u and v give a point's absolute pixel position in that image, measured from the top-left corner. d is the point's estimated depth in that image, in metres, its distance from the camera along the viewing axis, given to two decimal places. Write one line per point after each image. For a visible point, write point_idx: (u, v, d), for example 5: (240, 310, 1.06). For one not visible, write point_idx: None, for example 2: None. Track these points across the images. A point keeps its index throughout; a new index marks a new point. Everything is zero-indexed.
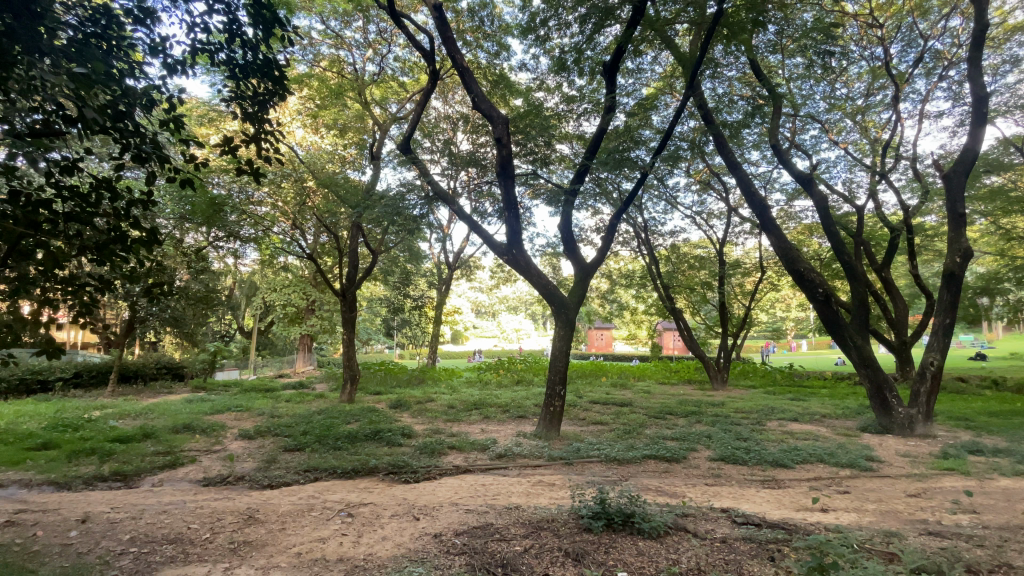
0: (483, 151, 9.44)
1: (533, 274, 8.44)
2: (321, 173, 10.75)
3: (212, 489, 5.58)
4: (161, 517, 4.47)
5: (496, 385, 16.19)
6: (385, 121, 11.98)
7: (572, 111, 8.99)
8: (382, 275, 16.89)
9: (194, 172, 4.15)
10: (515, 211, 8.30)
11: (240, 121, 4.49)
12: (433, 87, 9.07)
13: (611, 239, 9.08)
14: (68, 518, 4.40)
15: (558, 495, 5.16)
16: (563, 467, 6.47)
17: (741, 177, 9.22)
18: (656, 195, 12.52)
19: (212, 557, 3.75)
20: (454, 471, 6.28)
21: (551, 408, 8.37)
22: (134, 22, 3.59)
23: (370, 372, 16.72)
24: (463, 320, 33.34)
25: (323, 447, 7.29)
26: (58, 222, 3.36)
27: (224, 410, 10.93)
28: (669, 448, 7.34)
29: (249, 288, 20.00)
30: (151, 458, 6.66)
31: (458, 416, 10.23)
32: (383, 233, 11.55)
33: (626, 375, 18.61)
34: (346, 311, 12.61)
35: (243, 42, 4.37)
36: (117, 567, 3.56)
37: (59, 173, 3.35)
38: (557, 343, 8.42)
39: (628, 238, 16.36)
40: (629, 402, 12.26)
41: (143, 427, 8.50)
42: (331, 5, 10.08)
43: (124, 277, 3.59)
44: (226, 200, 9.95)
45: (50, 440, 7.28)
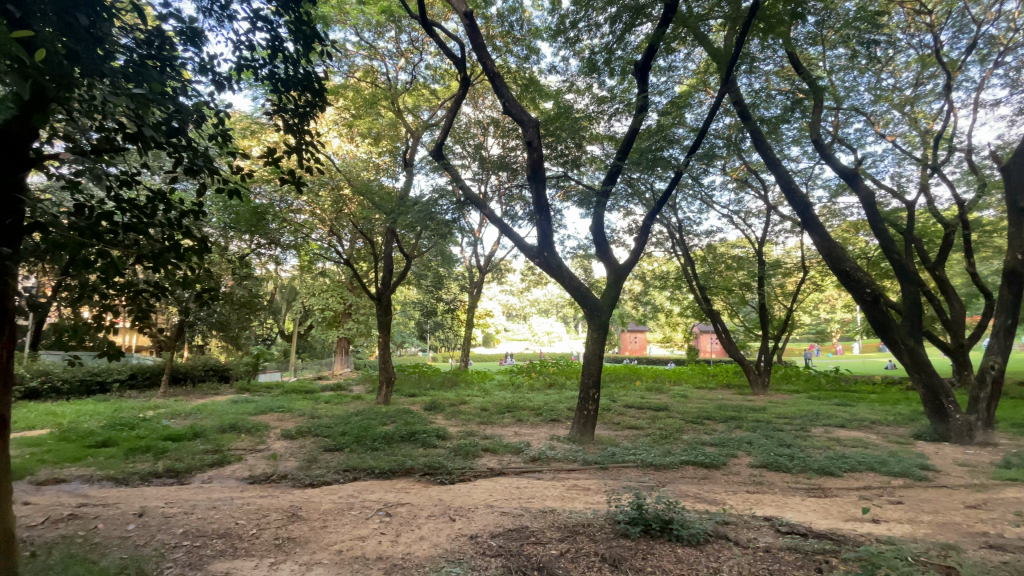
0: (514, 155, 9.52)
1: (564, 276, 8.40)
2: (357, 180, 11.10)
3: (257, 487, 5.80)
4: (211, 512, 4.69)
5: (529, 388, 16.22)
6: (418, 128, 12.30)
7: (603, 111, 8.88)
8: (416, 279, 17.25)
9: (239, 183, 4.35)
10: (547, 213, 8.28)
11: (282, 132, 4.67)
12: (464, 93, 9.15)
13: (645, 240, 8.93)
14: (126, 512, 4.66)
15: (594, 499, 5.11)
16: (598, 472, 6.40)
17: (781, 174, 8.92)
18: (691, 194, 12.22)
19: (259, 552, 3.90)
20: (488, 473, 6.31)
21: (584, 412, 8.29)
22: (184, 43, 3.77)
23: (405, 374, 16.98)
24: (495, 324, 33.44)
25: (361, 447, 7.47)
26: (118, 232, 3.57)
27: (268, 411, 11.34)
28: (708, 454, 7.15)
29: (289, 293, 20.70)
30: (201, 455, 6.99)
31: (491, 418, 10.29)
32: (416, 238, 11.77)
33: (662, 379, 18.26)
34: (382, 314, 12.87)
35: (285, 57, 4.56)
36: (172, 559, 3.74)
37: (119, 187, 3.58)
38: (590, 346, 8.35)
39: (662, 238, 16.01)
40: (665, 407, 12.02)
41: (193, 426, 8.92)
42: (365, 17, 10.36)
43: (176, 283, 3.77)
44: (268, 208, 10.37)
45: (109, 439, 7.72)
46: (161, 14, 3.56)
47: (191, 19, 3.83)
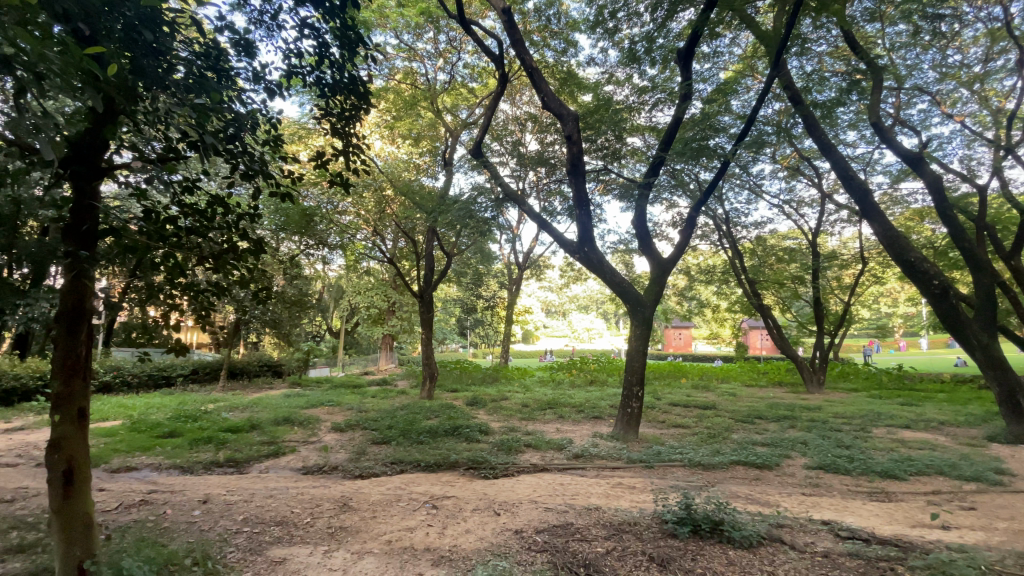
0: (552, 150, 9.44)
1: (606, 271, 8.28)
2: (399, 181, 11.35)
3: (310, 477, 6.05)
4: (268, 500, 4.93)
5: (570, 385, 16.12)
6: (457, 127, 12.46)
7: (644, 102, 8.65)
8: (457, 276, 17.47)
9: (290, 185, 4.52)
10: (587, 208, 8.18)
11: (329, 135, 4.83)
12: (502, 90, 9.13)
13: (691, 233, 8.66)
14: (192, 499, 4.98)
15: (640, 498, 5.02)
16: (643, 471, 6.28)
17: (837, 161, 8.43)
18: (738, 184, 11.75)
19: (314, 540, 4.07)
20: (531, 469, 6.32)
21: (628, 409, 8.15)
22: (238, 53, 3.95)
23: (447, 370, 17.26)
24: (534, 320, 33.48)
25: (407, 441, 7.65)
26: (182, 236, 3.79)
27: (318, 405, 11.80)
28: (759, 454, 6.88)
29: (336, 291, 21.41)
30: (258, 446, 7.37)
31: (533, 415, 10.30)
32: (456, 237, 11.93)
33: (708, 377, 17.72)
34: (424, 312, 13.10)
35: (331, 63, 4.70)
36: (234, 543, 3.97)
37: (182, 192, 3.79)
38: (633, 342, 8.20)
39: (708, 231, 15.46)
40: (713, 405, 11.65)
41: (250, 418, 9.41)
42: (405, 20, 10.56)
43: (234, 283, 3.96)
44: (316, 210, 10.75)
45: (175, 430, 8.25)
46: (217, 27, 3.73)
47: (244, 30, 4.00)
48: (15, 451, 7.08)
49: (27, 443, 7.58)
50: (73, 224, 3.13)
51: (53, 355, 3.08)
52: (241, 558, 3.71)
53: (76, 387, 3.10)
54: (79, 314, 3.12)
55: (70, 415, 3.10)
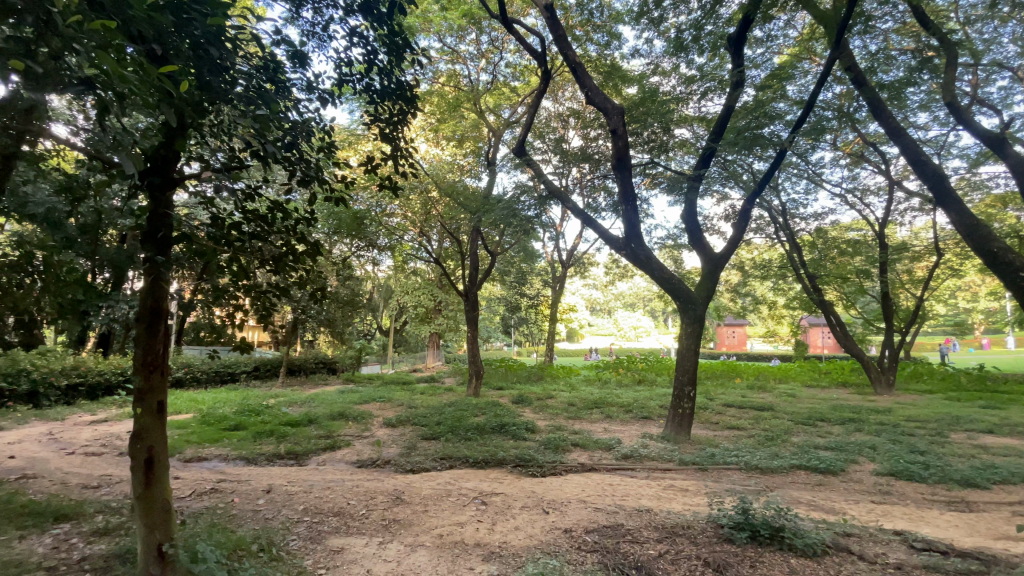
0: (596, 146, 9.30)
1: (654, 267, 8.08)
2: (443, 183, 11.55)
3: (364, 470, 6.28)
4: (326, 492, 5.16)
5: (617, 384, 15.88)
6: (499, 127, 12.54)
7: (692, 92, 8.36)
8: (501, 275, 17.59)
9: (343, 190, 4.69)
10: (634, 203, 8.01)
11: (378, 140, 4.98)
12: (545, 87, 9.07)
13: (745, 226, 8.30)
14: (256, 488, 5.28)
15: (693, 501, 4.88)
16: (697, 473, 6.10)
17: (906, 145, 7.79)
18: (796, 173, 11.15)
19: (369, 531, 4.22)
20: (579, 468, 6.26)
21: (679, 410, 7.92)
22: (293, 65, 4.13)
23: (492, 368, 17.41)
24: (579, 318, 33.17)
25: (455, 437, 7.78)
26: (246, 241, 4.00)
27: (370, 401, 12.21)
28: (822, 458, 6.51)
29: (385, 291, 22.05)
30: (315, 440, 7.71)
31: (580, 414, 10.22)
32: (500, 236, 11.99)
33: (765, 377, 16.95)
34: (470, 310, 13.25)
35: (380, 69, 4.85)
36: (295, 532, 4.17)
37: (245, 200, 4.00)
38: (685, 341, 7.96)
39: (763, 224, 14.74)
40: (770, 407, 11.12)
41: (307, 413, 9.85)
42: (448, 23, 10.70)
43: (293, 284, 4.15)
44: (366, 213, 11.11)
45: (240, 423, 8.77)
46: (274, 41, 3.92)
47: (298, 42, 4.18)
48: (103, 440, 7.77)
49: (113, 434, 8.29)
50: (150, 231, 3.36)
51: (135, 352, 3.31)
52: (302, 546, 3.89)
53: (155, 381, 3.30)
54: (157, 314, 3.36)
55: (151, 408, 3.29)
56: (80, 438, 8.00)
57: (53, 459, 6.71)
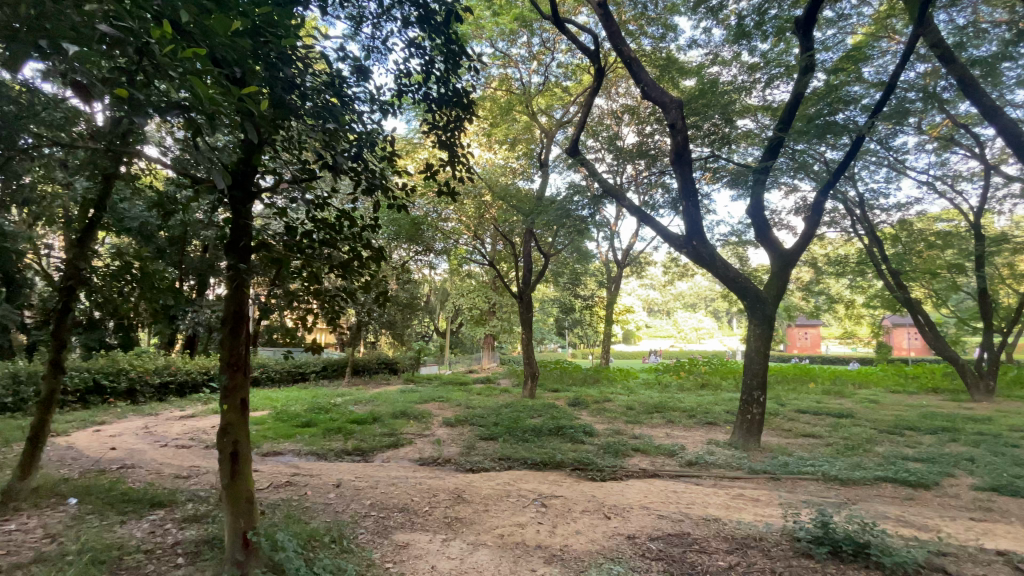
0: (652, 141, 9.04)
1: (718, 265, 7.74)
2: (497, 186, 11.70)
3: (426, 468, 6.45)
4: (391, 488, 5.35)
5: (678, 388, 15.35)
6: (551, 127, 12.51)
7: (756, 81, 7.94)
8: (555, 276, 17.53)
9: (404, 197, 4.83)
10: (694, 199, 7.72)
11: (436, 147, 5.11)
12: (599, 85, 8.92)
13: (818, 220, 7.78)
14: (327, 482, 5.56)
15: (765, 512, 4.62)
16: (768, 483, 5.77)
17: (1006, 126, 6.95)
18: (874, 161, 10.33)
19: (432, 528, 4.33)
20: (641, 474, 6.10)
21: (748, 415, 7.54)
22: (357, 81, 4.32)
23: (547, 370, 17.38)
24: (635, 319, 32.37)
25: (513, 438, 7.83)
26: (316, 248, 4.22)
27: (429, 400, 12.53)
28: (912, 470, 5.96)
29: (441, 294, 22.55)
30: (380, 437, 8.02)
31: (639, 418, 9.98)
32: (553, 237, 11.95)
33: (841, 382, 15.79)
34: (524, 312, 13.28)
35: (437, 78, 4.97)
36: (364, 525, 4.35)
37: (314, 210, 4.22)
38: (753, 343, 7.57)
39: (838, 217, 13.72)
40: (849, 414, 10.34)
41: (372, 411, 10.25)
42: (500, 28, 10.81)
43: (359, 288, 4.33)
44: (423, 218, 11.44)
45: (311, 420, 9.27)
46: (338, 58, 4.13)
47: (360, 57, 4.37)
48: (191, 434, 8.47)
49: (199, 428, 9.02)
50: (234, 240, 3.61)
51: (221, 353, 3.57)
52: (371, 540, 4.06)
53: (239, 380, 3.54)
54: (239, 318, 3.61)
55: (235, 405, 3.52)
56: (171, 432, 8.77)
57: (149, 450, 7.39)
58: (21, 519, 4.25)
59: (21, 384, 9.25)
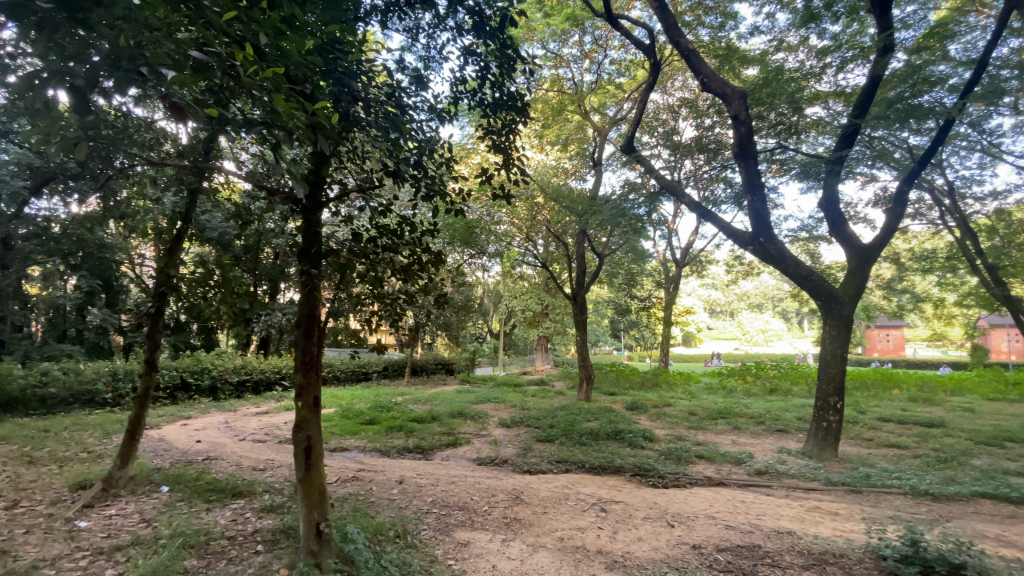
0: (712, 134, 8.69)
1: (787, 262, 7.30)
2: (549, 187, 11.69)
3: (484, 468, 6.53)
4: (451, 486, 5.46)
5: (743, 393, 14.63)
6: (604, 125, 12.35)
7: (826, 65, 7.45)
8: (609, 277, 17.25)
9: (462, 201, 4.92)
10: (760, 192, 7.33)
11: (491, 151, 5.17)
12: (654, 80, 8.69)
13: (901, 212, 7.17)
14: (390, 479, 5.76)
15: (845, 527, 4.31)
16: (847, 496, 5.38)
17: None
18: (965, 145, 9.39)
19: (492, 527, 4.38)
20: (706, 481, 5.87)
21: (823, 423, 7.06)
22: (415, 90, 4.46)
23: (603, 373, 17.12)
24: (696, 321, 31.18)
25: (570, 441, 7.78)
26: (380, 253, 4.38)
27: (485, 401, 12.70)
28: (1016, 487, 5.36)
29: (495, 296, 22.78)
30: (438, 436, 8.22)
31: (702, 423, 9.62)
32: (608, 237, 11.78)
33: (929, 388, 14.45)
34: (579, 314, 13.15)
35: (491, 83, 5.05)
36: (426, 522, 4.47)
37: (378, 217, 4.38)
38: (828, 345, 7.08)
39: (923, 208, 12.57)
40: (941, 423, 9.43)
41: (430, 411, 10.53)
42: (551, 28, 10.82)
43: (420, 291, 4.44)
44: (477, 222, 11.62)
45: (374, 418, 9.66)
46: (398, 70, 4.28)
47: (418, 67, 4.51)
48: (265, 429, 9.05)
49: (273, 424, 9.62)
50: (305, 247, 3.82)
51: (295, 353, 3.79)
52: (433, 536, 4.16)
53: (312, 378, 3.74)
54: (311, 320, 3.81)
55: (308, 402, 3.72)
56: (248, 427, 9.42)
57: (229, 444, 7.97)
58: (121, 503, 4.71)
59: (120, 381, 10.24)
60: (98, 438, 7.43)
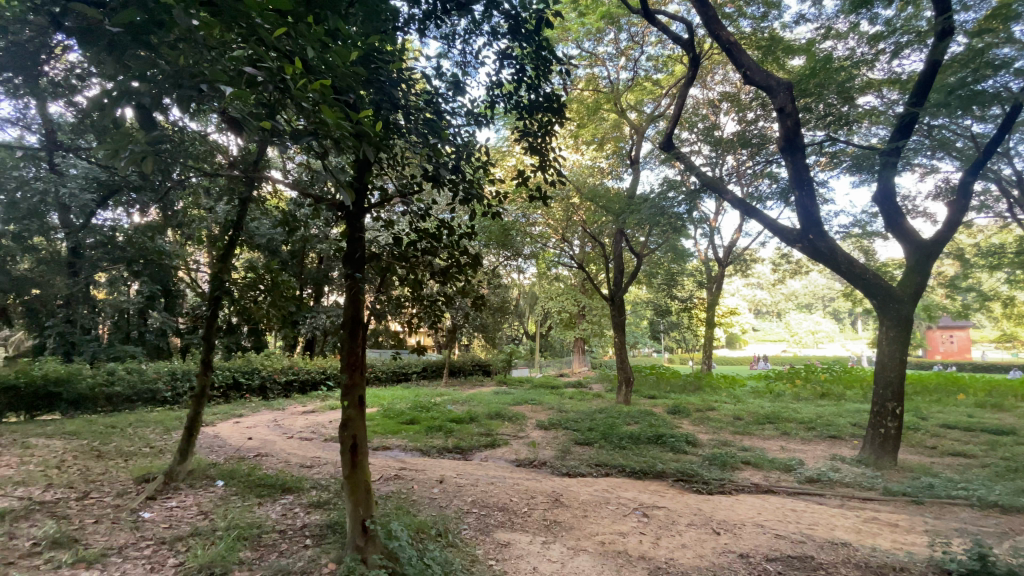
0: (755, 128, 8.40)
1: (839, 259, 6.95)
2: (585, 188, 11.61)
3: (523, 470, 6.53)
4: (490, 487, 5.49)
5: (791, 397, 14.04)
6: (641, 123, 12.15)
7: (879, 52, 7.07)
8: (648, 277, 16.95)
9: (499, 203, 4.95)
10: (808, 187, 7.01)
11: (528, 153, 5.18)
12: (693, 74, 8.47)
13: (966, 204, 6.70)
14: (431, 478, 5.86)
15: (907, 539, 4.06)
16: (907, 507, 5.07)
17: None
18: None
19: (532, 529, 4.37)
20: (753, 488, 5.67)
21: (880, 429, 6.68)
22: (453, 96, 4.52)
23: (642, 375, 16.81)
24: (740, 322, 30.13)
25: (609, 444, 7.67)
26: (420, 257, 4.45)
27: (523, 402, 12.72)
28: None
29: (531, 298, 22.78)
30: (477, 437, 8.29)
31: (748, 428, 9.29)
32: (647, 237, 11.57)
33: (1000, 394, 13.42)
34: (616, 315, 12.96)
35: (527, 85, 5.07)
36: (467, 521, 4.52)
37: (417, 222, 4.45)
38: (885, 347, 6.70)
39: (990, 200, 11.70)
40: (1014, 432, 8.74)
41: (468, 411, 10.63)
42: (586, 27, 10.75)
43: (459, 293, 4.49)
44: (513, 223, 11.67)
45: (414, 418, 9.84)
46: (435, 78, 4.35)
47: (455, 73, 4.57)
48: (312, 428, 9.38)
49: (318, 423, 9.96)
50: (350, 252, 3.94)
51: (341, 354, 3.90)
52: (474, 536, 4.20)
53: (357, 379, 3.84)
54: (355, 321, 3.91)
55: (354, 401, 3.82)
56: (295, 425, 9.79)
57: (278, 441, 8.32)
58: (181, 496, 4.99)
59: (178, 380, 10.93)
60: (160, 434, 7.91)
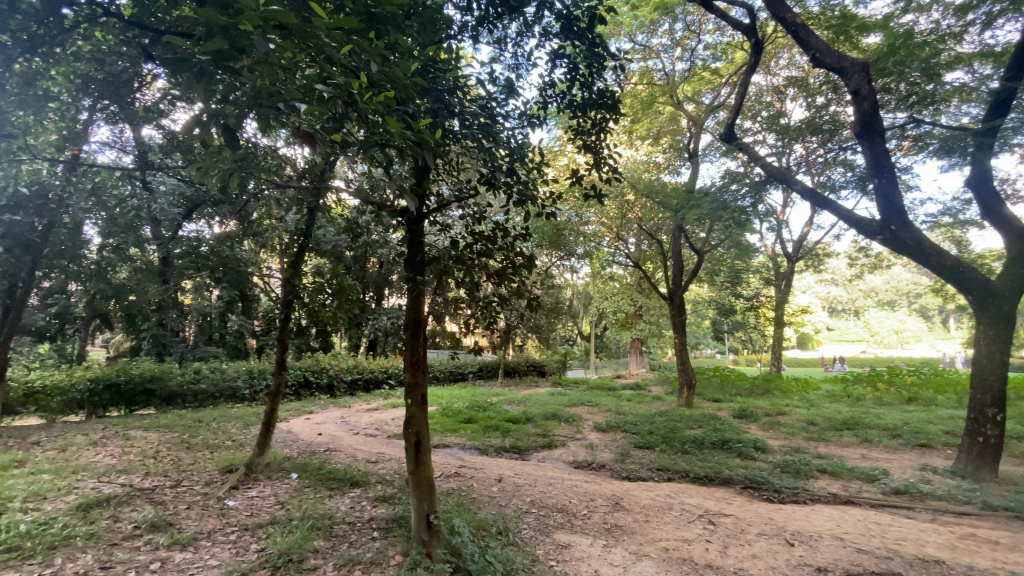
0: (825, 114, 7.86)
1: (925, 251, 6.37)
2: (640, 184, 11.33)
3: (581, 472, 6.48)
4: (548, 488, 5.49)
5: (872, 402, 13.01)
6: (699, 115, 11.71)
7: (969, 23, 6.42)
8: (709, 275, 16.30)
9: (553, 204, 4.95)
10: (888, 174, 6.49)
11: (582, 152, 5.15)
12: (755, 61, 8.05)
13: None
14: (490, 477, 5.94)
15: (1013, 560, 3.65)
16: (1013, 525, 4.57)
17: None
18: None
19: (592, 532, 4.33)
20: (829, 498, 5.31)
21: (978, 437, 6.06)
22: (506, 100, 4.57)
23: (705, 378, 16.17)
24: (812, 320, 28.23)
25: (671, 448, 7.45)
26: (476, 259, 4.53)
27: (580, 403, 12.60)
28: None
29: (586, 298, 22.53)
30: (534, 438, 8.31)
31: (823, 435, 8.71)
32: (707, 232, 11.13)
33: None
34: (676, 315, 12.55)
35: (580, 83, 5.03)
36: (526, 521, 4.55)
37: (474, 225, 4.54)
38: (982, 347, 6.07)
39: None
40: None
41: (525, 411, 10.68)
42: (639, 20, 10.51)
43: (514, 293, 4.53)
44: (566, 223, 11.60)
45: (472, 418, 10.00)
46: (488, 84, 4.42)
47: (507, 76, 4.62)
48: (376, 425, 9.79)
49: (381, 420, 10.37)
50: (410, 256, 4.10)
51: (404, 354, 4.05)
52: (534, 536, 4.22)
53: (419, 378, 3.97)
54: (417, 322, 4.04)
55: (416, 399, 3.95)
56: (361, 422, 10.25)
57: (345, 437, 8.74)
58: (260, 487, 5.37)
59: (255, 378, 11.63)
60: (240, 428, 8.54)
